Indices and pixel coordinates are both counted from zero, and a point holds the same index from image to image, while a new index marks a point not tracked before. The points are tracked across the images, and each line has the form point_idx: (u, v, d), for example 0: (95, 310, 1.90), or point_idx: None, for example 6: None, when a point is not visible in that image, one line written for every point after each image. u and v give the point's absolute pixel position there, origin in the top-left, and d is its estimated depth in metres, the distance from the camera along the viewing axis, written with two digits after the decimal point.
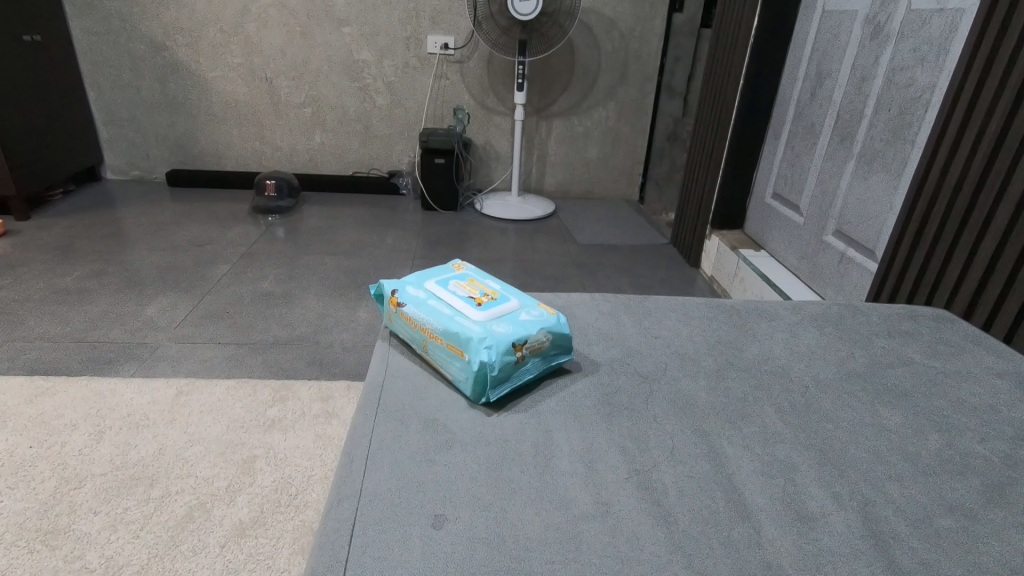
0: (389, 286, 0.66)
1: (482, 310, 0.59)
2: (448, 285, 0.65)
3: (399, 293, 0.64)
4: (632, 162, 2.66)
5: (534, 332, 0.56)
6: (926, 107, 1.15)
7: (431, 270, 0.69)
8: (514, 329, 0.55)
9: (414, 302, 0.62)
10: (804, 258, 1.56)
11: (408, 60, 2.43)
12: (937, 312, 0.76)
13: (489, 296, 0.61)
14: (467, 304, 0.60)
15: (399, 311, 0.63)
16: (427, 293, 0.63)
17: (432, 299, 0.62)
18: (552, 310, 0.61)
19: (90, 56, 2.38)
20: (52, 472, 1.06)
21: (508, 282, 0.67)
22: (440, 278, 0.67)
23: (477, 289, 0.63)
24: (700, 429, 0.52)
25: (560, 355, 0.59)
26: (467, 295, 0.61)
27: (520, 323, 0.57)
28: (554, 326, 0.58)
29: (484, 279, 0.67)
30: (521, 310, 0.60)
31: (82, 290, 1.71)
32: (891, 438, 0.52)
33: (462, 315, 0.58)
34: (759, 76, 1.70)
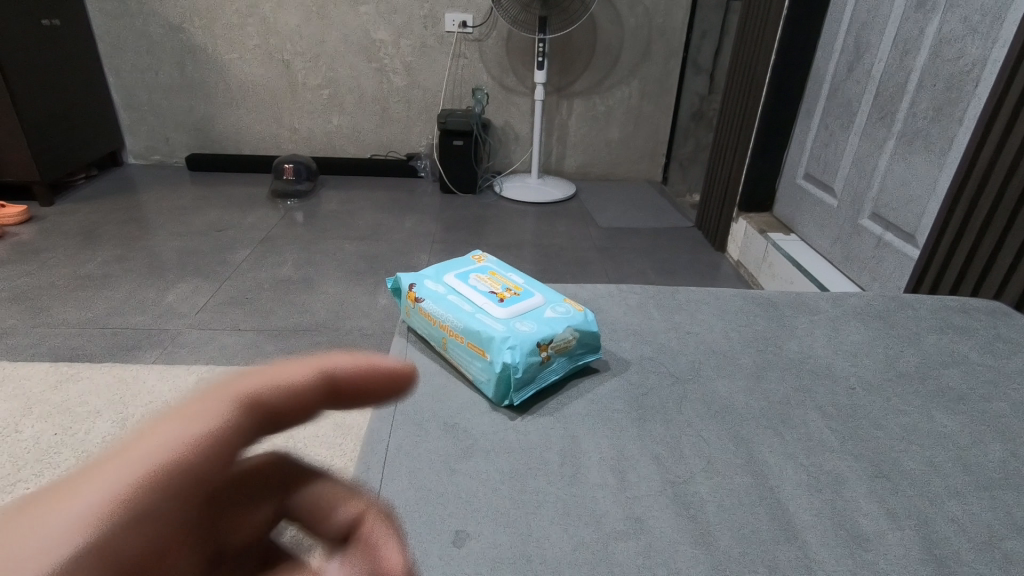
0: (407, 279, 0.64)
1: (505, 308, 0.57)
2: (468, 280, 0.63)
3: (417, 286, 0.62)
4: (655, 142, 2.59)
5: (560, 330, 0.54)
6: (977, 82, 1.07)
7: (450, 263, 0.68)
8: (538, 329, 0.54)
9: (433, 298, 0.60)
10: (837, 242, 1.50)
11: (425, 39, 2.37)
12: (991, 304, 0.71)
13: (512, 292, 0.60)
14: (489, 301, 0.58)
15: (416, 307, 0.61)
16: (446, 289, 0.62)
17: (452, 295, 0.60)
18: (578, 307, 0.59)
19: (109, 40, 2.37)
20: (76, 458, 1.06)
21: (530, 276, 0.66)
22: (459, 272, 0.65)
23: (498, 285, 0.62)
24: (738, 435, 0.48)
25: (586, 354, 0.56)
26: (488, 291, 0.60)
27: (545, 321, 0.55)
28: (581, 325, 0.56)
29: (506, 272, 0.65)
30: (545, 308, 0.58)
31: (105, 275, 1.72)
32: (948, 447, 0.48)
33: (484, 313, 0.56)
34: (792, 52, 1.62)
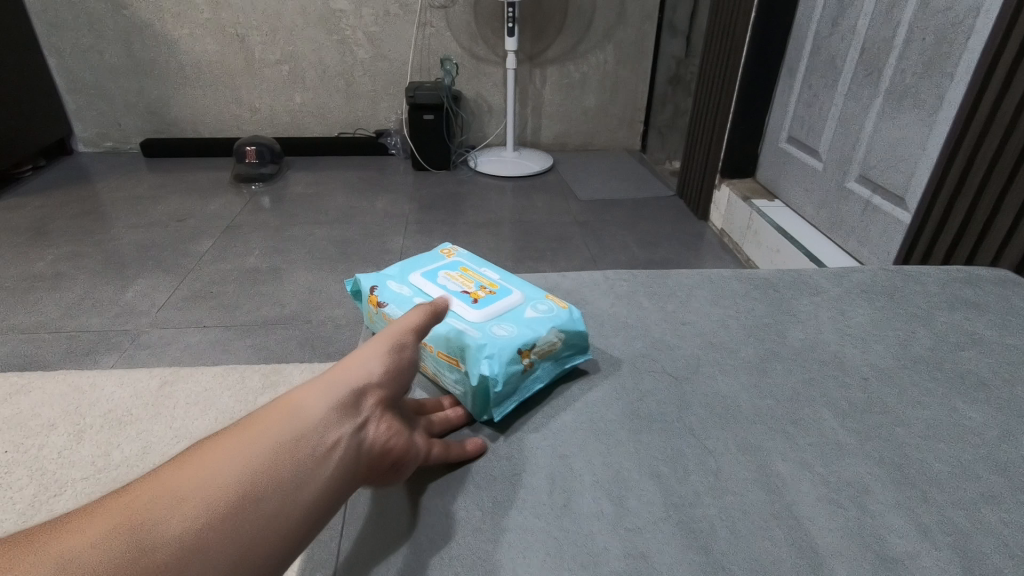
0: (368, 281, 0.59)
1: (479, 307, 0.52)
2: (438, 279, 0.58)
3: (380, 289, 0.57)
4: (632, 108, 2.51)
5: (542, 331, 0.49)
6: (969, 34, 1.01)
7: (416, 260, 0.63)
8: (519, 333, 0.49)
9: (397, 301, 0.55)
10: (823, 207, 1.45)
11: (388, 8, 2.24)
12: (998, 273, 0.66)
13: (487, 290, 0.56)
14: (461, 301, 0.54)
15: (380, 312, 0.56)
16: (412, 289, 0.57)
17: (419, 296, 0.55)
18: (561, 303, 0.54)
19: (46, 18, 2.20)
20: (30, 478, 0.99)
21: (507, 269, 0.61)
22: (425, 270, 0.60)
23: (471, 282, 0.57)
24: (746, 442, 0.43)
25: (574, 355, 0.51)
26: (460, 290, 0.56)
27: (525, 323, 0.50)
28: (567, 323, 0.51)
29: (479, 267, 0.60)
30: (526, 307, 0.53)
31: (58, 274, 1.61)
32: (977, 445, 0.43)
33: (456, 314, 0.51)
34: (773, 10, 1.55)
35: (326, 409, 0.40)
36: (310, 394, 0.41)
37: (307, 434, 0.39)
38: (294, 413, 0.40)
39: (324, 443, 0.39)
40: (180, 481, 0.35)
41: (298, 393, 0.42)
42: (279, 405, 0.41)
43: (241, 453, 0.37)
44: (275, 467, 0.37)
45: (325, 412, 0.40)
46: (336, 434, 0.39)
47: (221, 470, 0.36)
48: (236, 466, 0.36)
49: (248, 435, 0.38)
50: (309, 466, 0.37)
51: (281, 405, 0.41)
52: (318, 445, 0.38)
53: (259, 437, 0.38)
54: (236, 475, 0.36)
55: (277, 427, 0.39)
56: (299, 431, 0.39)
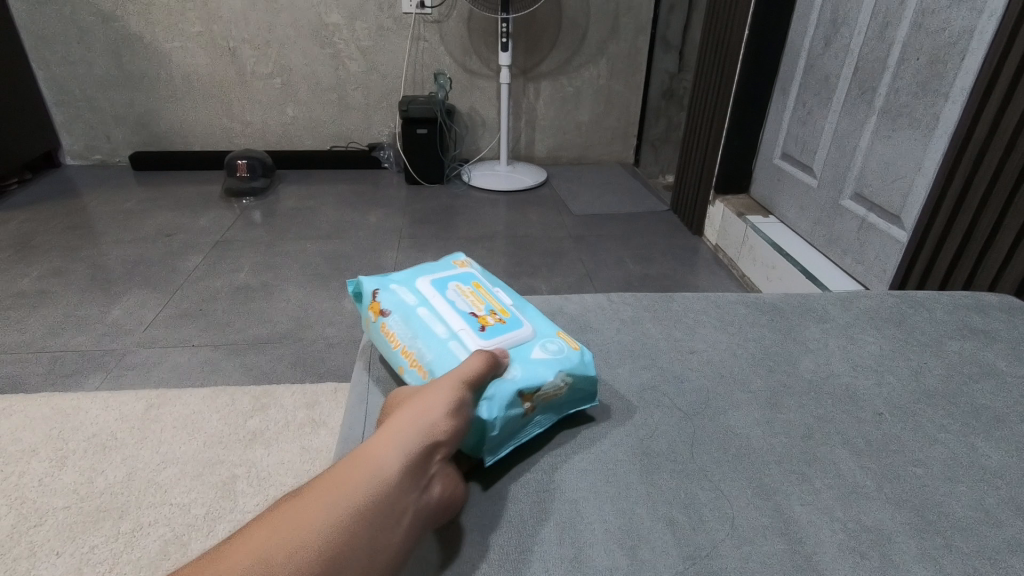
0: (372, 286, 0.60)
1: (485, 335, 0.52)
2: (447, 292, 0.58)
3: (387, 297, 0.58)
4: (625, 122, 2.51)
5: (550, 374, 0.48)
6: (964, 54, 1.01)
7: (428, 267, 0.64)
8: (526, 374, 0.47)
9: (401, 315, 0.56)
10: (819, 225, 1.45)
11: (382, 22, 2.24)
12: (1005, 300, 0.65)
13: (497, 317, 0.55)
14: (468, 325, 0.53)
15: (381, 323, 0.57)
16: (418, 300, 0.57)
17: (424, 310, 0.56)
18: (573, 346, 0.53)
19: (33, 30, 2.17)
20: (8, 508, 0.95)
21: (519, 295, 0.61)
22: (436, 278, 0.60)
23: (482, 304, 0.57)
24: (760, 485, 0.42)
25: (574, 405, 0.50)
26: (469, 311, 0.56)
27: (531, 364, 0.49)
28: (576, 370, 0.50)
29: (492, 288, 0.60)
30: (533, 345, 0.52)
31: (42, 292, 1.58)
32: (996, 486, 0.42)
33: (460, 339, 0.52)
34: (766, 27, 1.55)
35: (401, 466, 0.38)
36: (383, 448, 0.39)
37: (381, 500, 0.37)
38: (368, 472, 0.38)
39: (402, 506, 0.37)
40: (263, 551, 0.34)
41: (369, 444, 0.40)
42: (354, 460, 0.39)
43: (315, 518, 0.36)
44: (354, 538, 0.35)
45: (399, 470, 0.38)
46: (412, 494, 0.38)
47: (298, 541, 0.35)
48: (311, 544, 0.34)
49: (327, 500, 0.37)
50: (387, 531, 0.36)
51: (355, 458, 0.39)
52: (395, 510, 0.37)
53: (337, 501, 0.36)
54: (315, 545, 0.34)
55: (356, 488, 0.37)
56: (377, 494, 0.37)
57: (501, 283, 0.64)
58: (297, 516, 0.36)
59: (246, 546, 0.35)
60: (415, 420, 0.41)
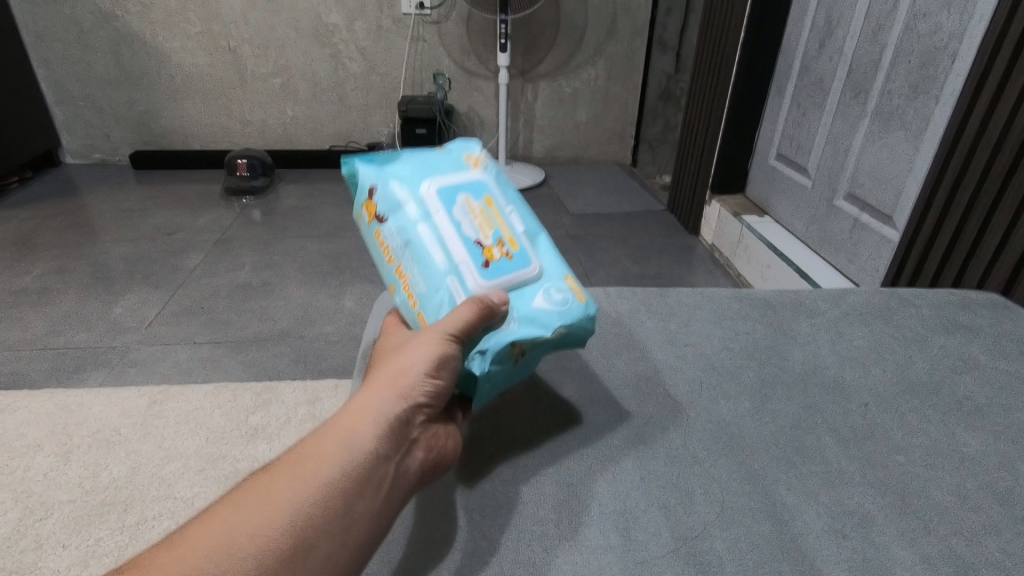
0: (371, 179, 0.52)
1: (487, 275, 0.47)
2: (454, 204, 0.50)
3: (385, 197, 0.50)
4: (623, 123, 2.53)
5: (549, 329, 0.46)
6: (954, 57, 1.04)
7: (437, 160, 0.54)
8: (523, 329, 0.45)
9: (398, 228, 0.49)
10: (813, 224, 1.47)
11: (381, 22, 2.25)
12: (990, 297, 0.67)
13: (504, 249, 0.49)
14: (471, 258, 0.47)
15: (377, 228, 0.51)
16: (419, 211, 0.49)
17: (424, 229, 0.48)
18: (580, 293, 0.49)
19: (34, 29, 2.18)
20: (14, 501, 0.97)
21: (534, 214, 0.54)
22: (443, 180, 0.51)
23: (490, 227, 0.50)
24: (749, 471, 0.44)
25: (571, 341, 0.49)
26: (475, 237, 0.49)
27: (530, 315, 0.46)
28: (578, 323, 0.47)
29: (506, 205, 0.52)
30: (537, 290, 0.48)
31: (44, 289, 1.59)
32: (974, 473, 0.44)
33: (458, 278, 0.47)
34: (762, 29, 1.57)
35: (374, 441, 0.41)
36: (358, 422, 0.41)
37: (360, 470, 0.40)
38: (347, 443, 0.40)
39: (378, 477, 0.40)
40: (253, 518, 0.37)
41: (345, 415, 0.42)
42: (330, 433, 0.41)
43: (298, 487, 0.39)
44: (335, 506, 0.38)
45: (373, 445, 0.41)
46: (387, 465, 0.41)
47: (283, 507, 0.38)
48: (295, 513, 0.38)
49: (302, 474, 0.39)
50: (364, 497, 0.39)
51: (335, 428, 0.41)
52: (371, 482, 0.40)
53: (311, 475, 0.39)
54: (299, 512, 0.38)
55: (330, 464, 0.40)
56: (351, 468, 0.39)
57: (519, 192, 0.55)
58: (274, 491, 0.39)
59: (230, 519, 0.37)
60: (391, 391, 0.42)
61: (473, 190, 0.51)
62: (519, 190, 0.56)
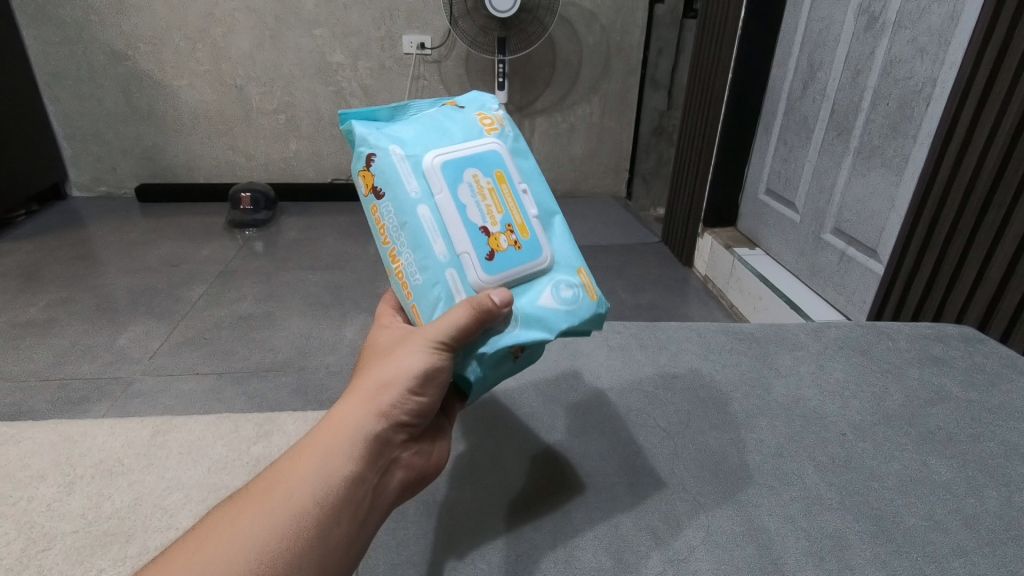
0: (370, 145, 0.48)
1: (491, 268, 0.46)
2: (460, 183, 0.47)
3: (385, 168, 0.47)
4: (618, 157, 2.61)
5: (553, 332, 0.45)
6: (928, 101, 1.10)
7: (446, 124, 0.50)
8: (523, 332, 0.44)
9: (396, 206, 0.47)
10: (802, 257, 1.52)
11: (383, 62, 2.34)
12: (965, 330, 0.71)
13: (512, 238, 0.47)
14: (475, 248, 0.46)
15: (374, 201, 0.49)
16: (422, 190, 0.46)
17: (426, 211, 0.46)
18: (592, 288, 0.48)
19: (47, 67, 2.26)
20: (18, 532, 0.98)
21: (547, 193, 0.51)
22: (450, 154, 0.47)
23: (497, 212, 0.47)
24: (734, 499, 0.48)
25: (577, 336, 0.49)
26: (480, 224, 0.47)
27: (534, 315, 0.45)
28: (585, 323, 0.47)
29: (518, 183, 0.49)
30: (544, 287, 0.47)
31: (49, 320, 1.62)
32: (944, 498, 0.47)
33: (458, 270, 0.46)
34: (749, 71, 1.65)
35: (355, 462, 0.43)
36: (338, 442, 0.43)
37: (341, 492, 0.42)
38: (329, 464, 0.42)
39: (357, 498, 0.42)
40: (235, 540, 0.39)
41: (324, 435, 0.43)
42: (308, 454, 0.43)
43: (281, 508, 0.40)
44: (316, 527, 0.40)
45: (353, 467, 0.43)
46: (366, 485, 0.43)
47: (265, 527, 0.39)
48: (278, 534, 0.39)
49: (281, 497, 0.41)
50: (345, 520, 0.42)
51: (317, 447, 0.43)
52: (349, 503, 0.42)
53: (290, 499, 0.41)
54: (280, 533, 0.39)
55: (309, 486, 0.41)
56: (331, 490, 0.41)
57: (532, 163, 0.52)
58: (252, 514, 0.40)
59: (216, 541, 0.39)
60: (373, 410, 0.44)
61: (483, 165, 0.48)
62: (532, 159, 0.52)
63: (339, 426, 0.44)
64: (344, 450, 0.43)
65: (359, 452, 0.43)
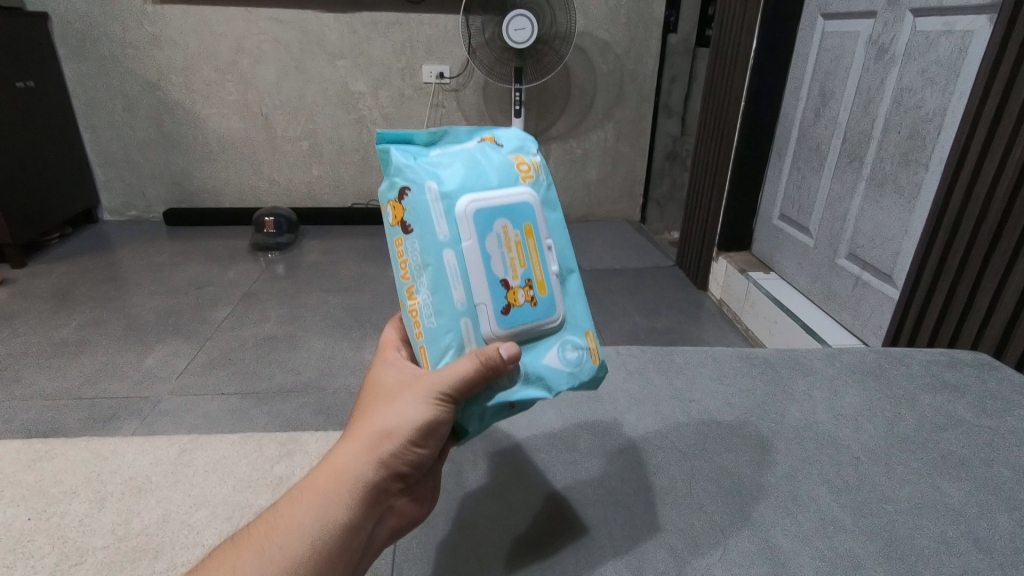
0: (406, 177, 0.47)
1: (505, 322, 0.45)
2: (490, 231, 0.45)
3: (417, 204, 0.46)
4: (632, 182, 2.65)
5: (553, 392, 0.47)
6: (939, 130, 1.12)
7: (484, 165, 0.48)
8: (525, 390, 0.46)
9: (422, 244, 0.46)
10: (816, 281, 1.53)
11: (404, 90, 2.42)
12: (978, 356, 0.72)
13: (530, 293, 0.47)
14: (492, 300, 0.45)
15: (400, 232, 0.48)
16: (450, 233, 0.45)
17: (450, 256, 0.45)
18: (596, 352, 0.49)
19: (84, 97, 2.36)
20: (52, 547, 1.01)
21: (570, 249, 0.50)
22: (484, 200, 0.46)
23: (520, 265, 0.46)
24: (750, 519, 0.50)
25: None
26: (502, 275, 0.46)
27: (538, 374, 0.46)
28: (584, 385, 0.48)
29: (545, 237, 0.48)
30: (552, 345, 0.48)
31: (81, 340, 1.68)
32: (957, 520, 0.48)
33: (472, 320, 0.45)
34: (761, 100, 1.68)
35: (351, 510, 0.46)
36: (337, 488, 0.46)
37: (338, 537, 0.46)
38: (329, 510, 0.46)
39: (352, 545, 0.46)
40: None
41: (323, 480, 0.47)
42: (308, 499, 0.46)
43: (284, 549, 0.44)
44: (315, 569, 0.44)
45: (351, 513, 0.46)
46: (360, 532, 0.47)
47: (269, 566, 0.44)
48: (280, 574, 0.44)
49: (281, 542, 0.45)
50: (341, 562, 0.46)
51: (319, 492, 0.46)
52: (345, 549, 0.46)
53: (290, 543, 0.45)
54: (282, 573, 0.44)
55: (309, 532, 0.45)
56: (328, 537, 0.45)
57: (561, 214, 0.50)
58: (255, 557, 0.44)
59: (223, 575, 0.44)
60: (372, 460, 0.47)
61: (514, 215, 0.46)
62: (561, 210, 0.51)
63: (340, 472, 0.47)
64: (344, 497, 0.46)
65: (357, 499, 0.46)
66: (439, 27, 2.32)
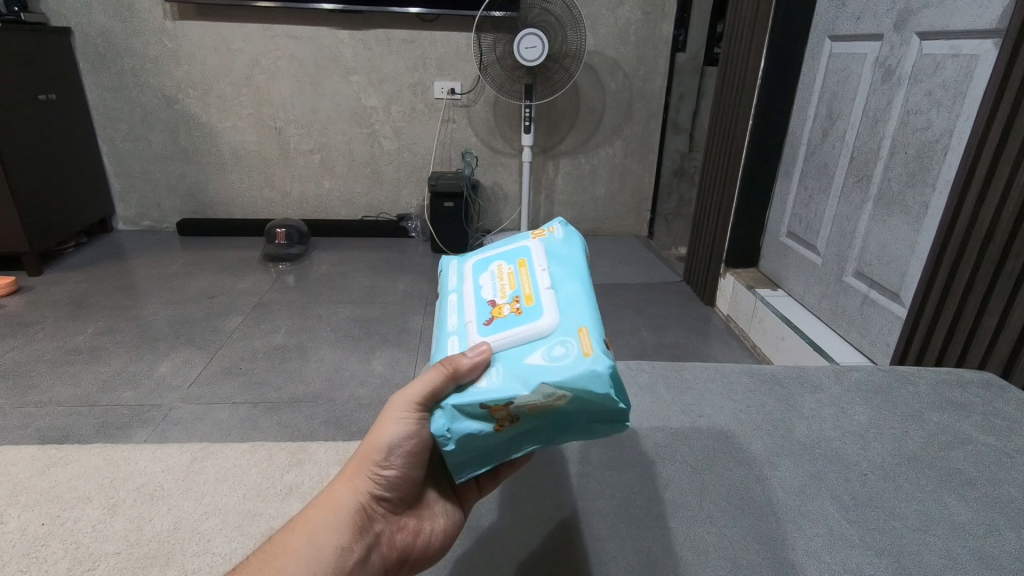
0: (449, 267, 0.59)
1: (485, 330, 0.46)
2: (485, 273, 0.52)
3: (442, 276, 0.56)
4: (639, 197, 2.67)
5: (529, 387, 0.39)
6: (946, 151, 1.13)
7: (503, 241, 0.57)
8: (497, 385, 0.41)
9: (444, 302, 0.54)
10: (824, 299, 1.53)
11: (415, 106, 2.46)
12: (984, 376, 0.72)
13: (516, 306, 0.47)
14: (478, 317, 0.48)
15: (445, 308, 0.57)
16: (458, 283, 0.53)
17: (454, 297, 0.52)
18: (594, 349, 0.41)
19: (103, 109, 2.41)
20: (65, 551, 1.02)
21: (576, 273, 0.49)
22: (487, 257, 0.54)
23: (509, 289, 0.49)
24: (758, 534, 0.51)
25: (589, 412, 0.41)
26: (491, 299, 0.49)
27: (516, 371, 0.41)
28: (575, 384, 0.39)
29: (539, 265, 0.50)
30: (538, 347, 0.42)
31: (95, 348, 1.70)
32: (964, 538, 0.49)
33: (458, 335, 0.47)
34: (769, 118, 1.70)
35: (341, 535, 0.48)
36: (328, 516, 0.48)
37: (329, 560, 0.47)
38: (319, 535, 0.47)
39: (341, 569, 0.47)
40: None
41: (313, 512, 0.49)
42: (298, 531, 0.48)
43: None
44: None
45: (342, 537, 0.48)
46: (351, 557, 0.47)
47: None
48: None
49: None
50: None
51: (311, 520, 0.48)
52: (337, 572, 0.46)
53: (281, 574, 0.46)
54: None
55: (300, 558, 0.46)
56: (320, 560, 0.46)
57: (573, 252, 0.51)
58: None
59: None
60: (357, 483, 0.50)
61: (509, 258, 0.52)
62: (577, 251, 0.52)
63: (330, 502, 0.49)
64: (332, 523, 0.48)
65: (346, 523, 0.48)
66: (451, 44, 2.36)
